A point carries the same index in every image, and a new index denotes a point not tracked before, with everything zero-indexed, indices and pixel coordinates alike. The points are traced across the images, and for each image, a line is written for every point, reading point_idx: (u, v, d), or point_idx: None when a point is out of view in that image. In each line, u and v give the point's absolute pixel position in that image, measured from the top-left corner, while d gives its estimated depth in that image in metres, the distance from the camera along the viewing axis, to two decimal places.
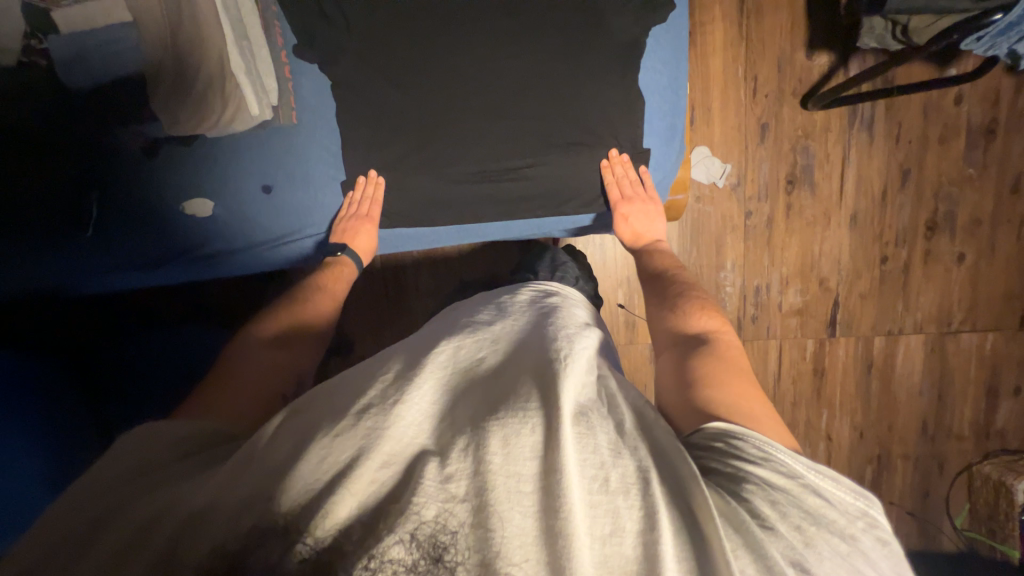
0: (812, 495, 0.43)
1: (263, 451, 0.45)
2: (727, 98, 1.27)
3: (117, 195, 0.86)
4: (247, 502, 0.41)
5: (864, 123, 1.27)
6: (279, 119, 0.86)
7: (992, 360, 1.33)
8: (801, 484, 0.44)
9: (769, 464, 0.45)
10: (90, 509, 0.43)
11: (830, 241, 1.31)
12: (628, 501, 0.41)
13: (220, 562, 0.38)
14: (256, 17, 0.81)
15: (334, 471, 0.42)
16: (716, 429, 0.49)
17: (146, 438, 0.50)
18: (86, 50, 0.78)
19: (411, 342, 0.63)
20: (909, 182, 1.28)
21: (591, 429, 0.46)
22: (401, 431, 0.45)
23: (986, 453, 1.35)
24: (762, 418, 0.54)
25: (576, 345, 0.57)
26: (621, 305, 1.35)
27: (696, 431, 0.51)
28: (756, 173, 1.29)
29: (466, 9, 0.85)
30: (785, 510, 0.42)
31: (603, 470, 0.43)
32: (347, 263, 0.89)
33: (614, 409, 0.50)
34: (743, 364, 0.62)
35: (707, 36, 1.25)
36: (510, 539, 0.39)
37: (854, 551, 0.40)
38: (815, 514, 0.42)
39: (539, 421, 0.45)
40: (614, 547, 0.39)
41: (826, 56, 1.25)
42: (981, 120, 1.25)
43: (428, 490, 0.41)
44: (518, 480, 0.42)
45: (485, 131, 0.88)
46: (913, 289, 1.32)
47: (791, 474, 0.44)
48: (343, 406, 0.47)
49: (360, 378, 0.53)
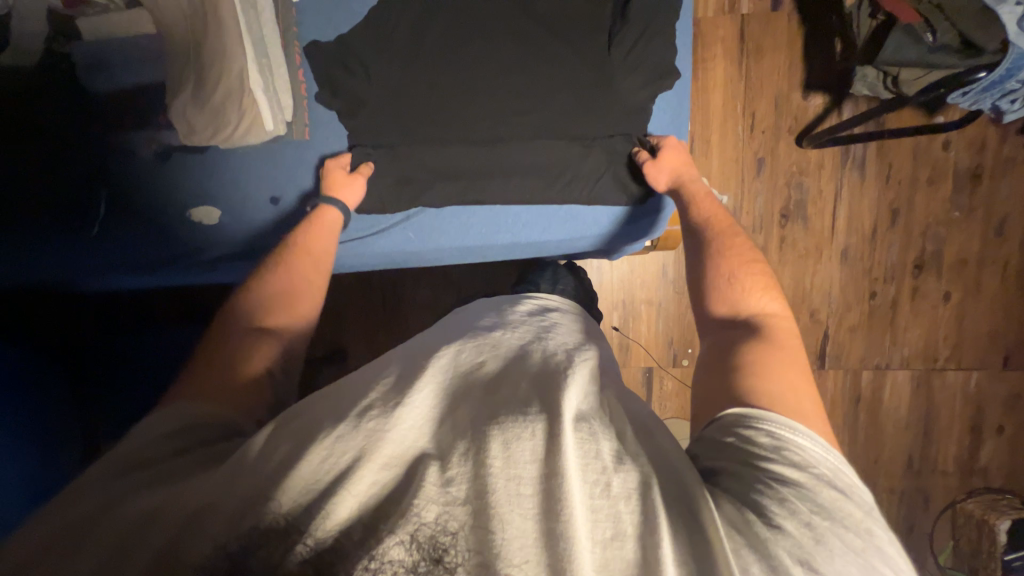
0: (826, 487, 0.43)
1: (257, 458, 0.45)
2: (726, 132, 1.31)
3: (124, 192, 0.88)
4: (251, 501, 0.42)
5: (856, 162, 1.31)
6: (292, 135, 0.88)
7: (976, 398, 1.35)
8: (815, 475, 0.44)
9: (783, 456, 0.45)
10: (82, 507, 0.43)
11: (821, 274, 1.34)
12: (630, 506, 0.42)
13: (223, 562, 0.39)
14: (275, 36, 0.82)
15: (334, 472, 0.43)
16: (738, 417, 0.49)
17: (154, 422, 0.50)
18: (108, 56, 0.81)
19: (411, 346, 0.64)
20: (898, 221, 1.32)
21: (593, 435, 0.46)
22: (401, 433, 0.46)
23: (970, 491, 1.36)
24: (808, 415, 0.50)
25: (575, 356, 0.58)
26: (616, 327, 1.37)
27: (716, 420, 0.51)
28: (752, 206, 1.33)
29: (476, 34, 0.88)
30: (795, 507, 0.41)
31: (605, 475, 0.43)
32: (327, 216, 0.83)
33: (615, 419, 0.50)
34: (802, 358, 0.58)
35: (708, 72, 1.30)
36: (510, 541, 0.40)
37: (868, 547, 0.41)
38: (829, 508, 0.42)
39: (540, 426, 0.46)
40: (615, 551, 0.40)
41: (822, 97, 1.29)
42: (967, 164, 1.30)
43: (429, 493, 0.42)
44: (519, 484, 0.42)
45: (490, 155, 0.90)
46: (901, 325, 1.35)
47: (805, 465, 0.45)
48: (345, 408, 0.48)
49: (360, 383, 0.54)
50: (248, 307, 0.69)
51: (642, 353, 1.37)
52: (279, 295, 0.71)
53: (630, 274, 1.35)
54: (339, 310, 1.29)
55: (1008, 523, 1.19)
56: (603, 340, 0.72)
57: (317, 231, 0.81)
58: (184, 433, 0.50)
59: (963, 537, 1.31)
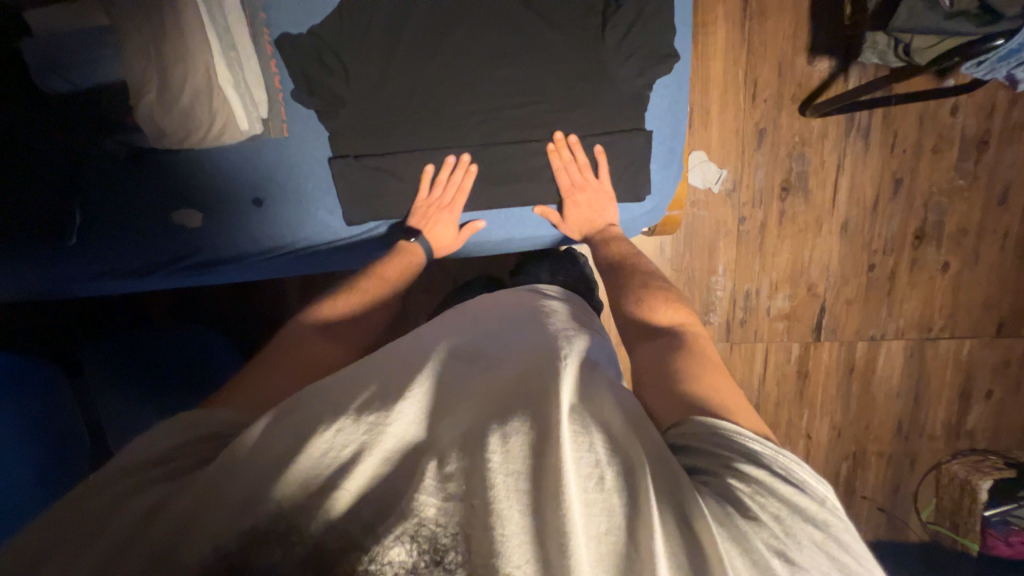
0: (784, 484, 0.43)
1: (258, 443, 0.45)
2: (726, 102, 1.25)
3: (100, 197, 0.86)
4: (252, 498, 0.42)
5: (860, 131, 1.27)
6: (270, 132, 0.83)
7: (967, 365, 1.38)
8: (774, 473, 0.44)
9: (745, 455, 0.46)
10: (84, 511, 0.42)
11: (820, 247, 1.33)
12: (623, 499, 0.41)
13: (219, 563, 0.39)
14: (245, 27, 0.77)
15: (335, 466, 0.43)
16: (697, 425, 0.49)
17: (174, 426, 0.50)
18: (62, 54, 0.73)
19: (408, 338, 0.64)
20: (900, 191, 1.29)
21: (586, 428, 0.45)
22: (400, 427, 0.45)
23: (955, 452, 1.41)
24: (743, 415, 0.53)
25: (574, 346, 0.58)
26: (614, 307, 1.36)
27: (674, 427, 0.51)
28: (752, 179, 1.29)
29: (460, 17, 0.83)
30: (764, 500, 0.42)
31: (598, 469, 0.42)
32: (416, 251, 0.87)
33: (610, 408, 0.48)
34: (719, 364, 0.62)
35: (709, 37, 1.23)
36: (509, 537, 0.39)
37: (829, 538, 0.41)
38: (791, 502, 0.42)
39: (538, 420, 0.45)
40: (611, 546, 0.39)
41: (827, 62, 1.23)
42: (975, 130, 1.26)
43: (427, 489, 0.42)
44: (517, 479, 0.42)
45: (482, 148, 0.86)
46: (898, 296, 1.35)
47: (763, 463, 0.45)
48: (345, 403, 0.48)
49: (357, 375, 0.53)
50: (314, 322, 0.73)
51: None
52: (341, 317, 0.75)
53: None
54: None
55: (989, 482, 1.24)
56: (602, 334, 0.72)
57: (393, 264, 0.85)
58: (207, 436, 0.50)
59: (946, 496, 1.36)
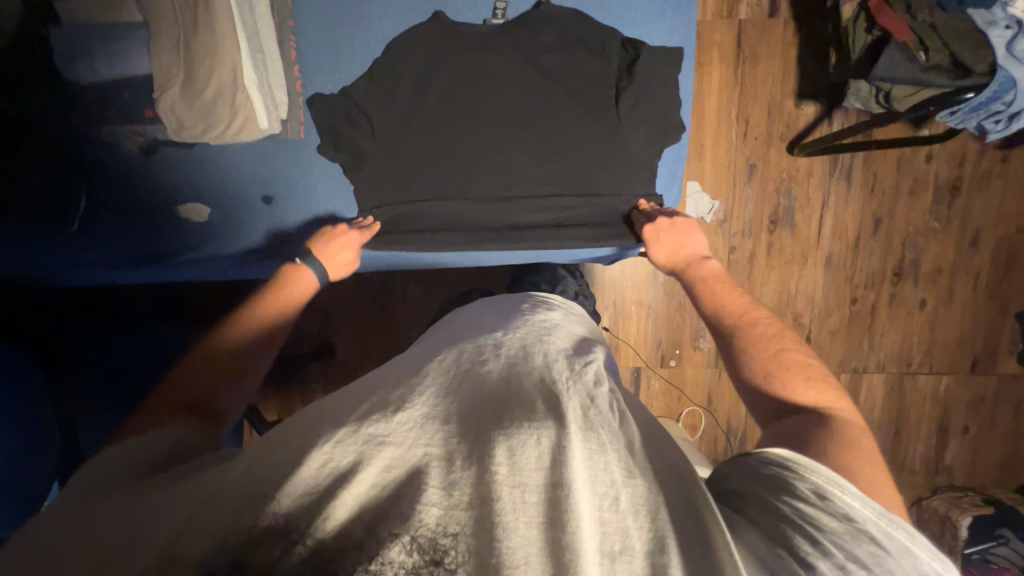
0: (866, 543, 0.40)
1: (266, 457, 0.44)
2: (719, 137, 1.33)
3: (105, 189, 0.86)
4: (254, 499, 0.41)
5: (843, 171, 1.34)
6: (287, 133, 0.87)
7: (945, 400, 1.42)
8: (858, 529, 0.40)
9: (824, 504, 0.42)
10: (78, 517, 0.42)
11: (806, 279, 1.38)
12: (637, 520, 0.41)
13: (220, 559, 0.38)
14: (272, 32, 0.81)
15: (334, 476, 0.42)
16: (780, 460, 0.46)
17: (140, 447, 0.49)
18: (87, 44, 0.75)
19: (413, 350, 0.63)
20: (880, 229, 1.36)
21: (601, 445, 0.45)
22: (402, 436, 0.44)
23: (935, 488, 1.43)
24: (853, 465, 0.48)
25: (584, 363, 0.57)
26: (606, 328, 1.39)
27: (755, 454, 0.49)
28: (742, 212, 1.35)
29: (473, 38, 0.87)
30: (830, 551, 0.39)
31: (613, 489, 0.43)
32: (302, 275, 0.77)
33: (624, 428, 0.49)
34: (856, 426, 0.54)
35: (705, 77, 1.31)
36: (516, 549, 0.39)
37: None
38: (865, 561, 0.39)
39: (549, 433, 0.45)
40: (623, 565, 0.39)
41: (813, 106, 1.31)
42: (947, 177, 1.34)
43: (431, 496, 0.41)
44: (523, 491, 0.41)
45: (491, 162, 0.89)
46: (878, 330, 1.40)
47: (850, 519, 0.41)
48: (347, 412, 0.47)
49: (361, 388, 0.52)
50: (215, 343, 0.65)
51: (631, 354, 1.39)
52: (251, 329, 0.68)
53: (621, 276, 1.36)
54: (328, 306, 1.28)
55: (969, 518, 1.26)
56: (604, 343, 0.71)
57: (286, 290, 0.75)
58: (153, 456, 0.48)
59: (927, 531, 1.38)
